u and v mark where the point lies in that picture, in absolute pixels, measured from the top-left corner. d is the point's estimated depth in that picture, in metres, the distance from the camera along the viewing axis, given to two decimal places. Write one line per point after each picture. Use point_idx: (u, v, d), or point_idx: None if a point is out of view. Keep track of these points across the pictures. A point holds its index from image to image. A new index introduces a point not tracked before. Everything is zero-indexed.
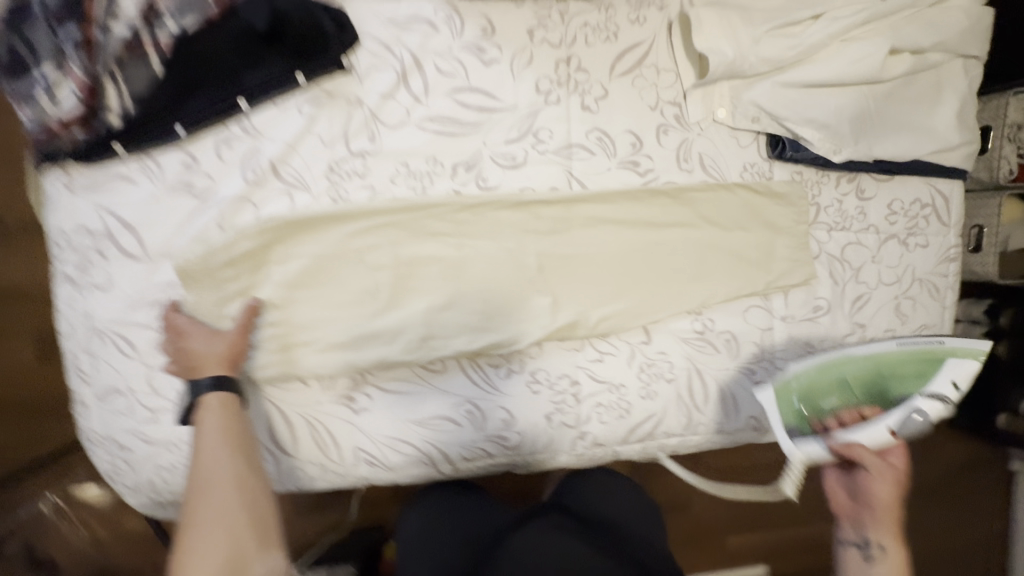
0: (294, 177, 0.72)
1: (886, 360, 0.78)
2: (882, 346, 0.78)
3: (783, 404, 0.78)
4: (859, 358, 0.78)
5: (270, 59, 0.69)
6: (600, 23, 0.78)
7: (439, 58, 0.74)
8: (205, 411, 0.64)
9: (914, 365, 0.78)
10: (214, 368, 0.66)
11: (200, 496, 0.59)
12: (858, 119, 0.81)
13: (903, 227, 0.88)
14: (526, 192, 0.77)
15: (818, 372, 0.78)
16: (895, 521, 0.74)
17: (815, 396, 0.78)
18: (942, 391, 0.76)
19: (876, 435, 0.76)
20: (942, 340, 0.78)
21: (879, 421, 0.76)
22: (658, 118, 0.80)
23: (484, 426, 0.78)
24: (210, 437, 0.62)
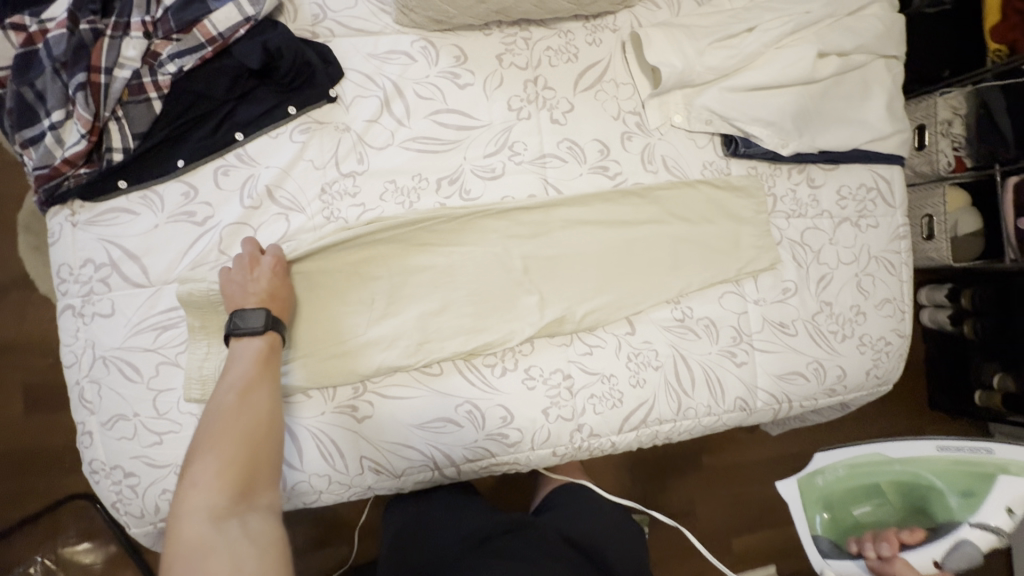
0: (289, 201, 0.77)
1: (924, 472, 0.83)
2: (923, 451, 0.83)
3: (809, 501, 0.84)
4: (895, 466, 0.84)
5: (263, 94, 0.76)
6: (561, 46, 0.87)
7: (418, 85, 0.82)
8: (251, 339, 0.70)
9: (958, 480, 0.82)
10: (267, 304, 0.71)
11: (231, 411, 0.64)
12: (799, 115, 0.90)
13: (854, 210, 0.96)
14: (508, 201, 0.83)
15: (848, 476, 0.84)
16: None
17: (848, 500, 0.85)
18: (993, 520, 0.79)
19: (917, 558, 0.81)
20: (989, 450, 0.82)
21: (920, 547, 0.82)
22: (621, 126, 0.88)
23: (484, 425, 0.81)
24: (256, 362, 0.69)
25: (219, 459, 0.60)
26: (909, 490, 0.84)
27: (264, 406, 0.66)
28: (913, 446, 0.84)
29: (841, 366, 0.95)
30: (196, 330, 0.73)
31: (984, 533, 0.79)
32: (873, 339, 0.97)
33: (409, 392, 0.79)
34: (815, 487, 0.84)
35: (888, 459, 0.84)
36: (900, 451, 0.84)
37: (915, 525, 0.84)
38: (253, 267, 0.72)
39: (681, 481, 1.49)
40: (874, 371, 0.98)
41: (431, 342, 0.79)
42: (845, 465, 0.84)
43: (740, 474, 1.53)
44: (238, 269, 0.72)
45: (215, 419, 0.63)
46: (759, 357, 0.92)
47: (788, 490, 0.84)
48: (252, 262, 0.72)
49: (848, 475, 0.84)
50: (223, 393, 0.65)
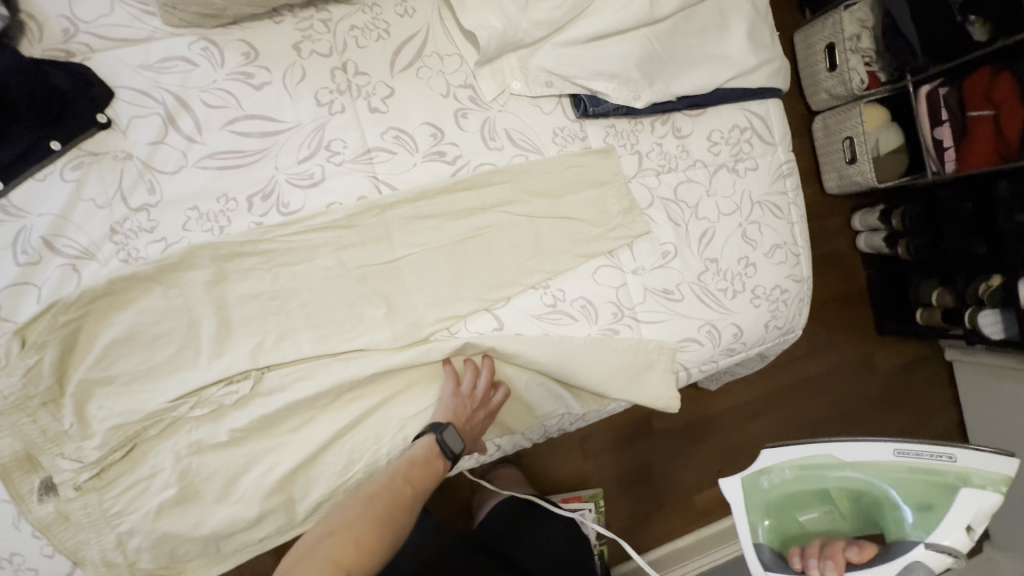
0: (76, 249, 0.68)
1: (876, 479, 0.66)
2: (876, 454, 0.65)
3: (752, 508, 0.67)
4: (846, 471, 0.66)
5: (15, 129, 0.66)
6: (368, 23, 0.77)
7: (205, 93, 0.72)
8: (439, 457, 0.71)
9: (916, 493, 0.64)
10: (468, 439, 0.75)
11: (397, 491, 0.66)
12: (648, 61, 0.82)
13: (729, 154, 0.89)
14: (334, 208, 0.75)
15: (796, 480, 0.67)
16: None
17: (792, 505, 0.68)
18: (950, 541, 0.62)
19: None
20: (952, 456, 0.64)
21: (869, 569, 0.64)
22: (453, 103, 0.79)
23: (363, 454, 0.74)
24: (432, 470, 0.70)
25: (371, 517, 0.62)
26: (860, 495, 0.67)
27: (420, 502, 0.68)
28: (865, 446, 0.66)
29: (736, 325, 0.90)
30: None
31: (942, 557, 0.62)
32: (767, 290, 0.91)
33: (251, 437, 0.71)
34: (760, 493, 0.67)
35: (839, 464, 0.66)
36: (852, 453, 0.66)
37: (867, 544, 0.66)
38: (476, 385, 0.76)
39: (636, 446, 1.38)
40: (774, 323, 0.92)
41: (270, 379, 0.72)
42: (792, 466, 0.67)
43: (698, 433, 1.44)
44: (469, 396, 0.75)
45: (393, 481, 0.67)
46: (646, 331, 0.86)
47: (728, 488, 0.67)
48: (480, 381, 0.77)
49: (797, 478, 0.67)
50: (397, 468, 0.68)
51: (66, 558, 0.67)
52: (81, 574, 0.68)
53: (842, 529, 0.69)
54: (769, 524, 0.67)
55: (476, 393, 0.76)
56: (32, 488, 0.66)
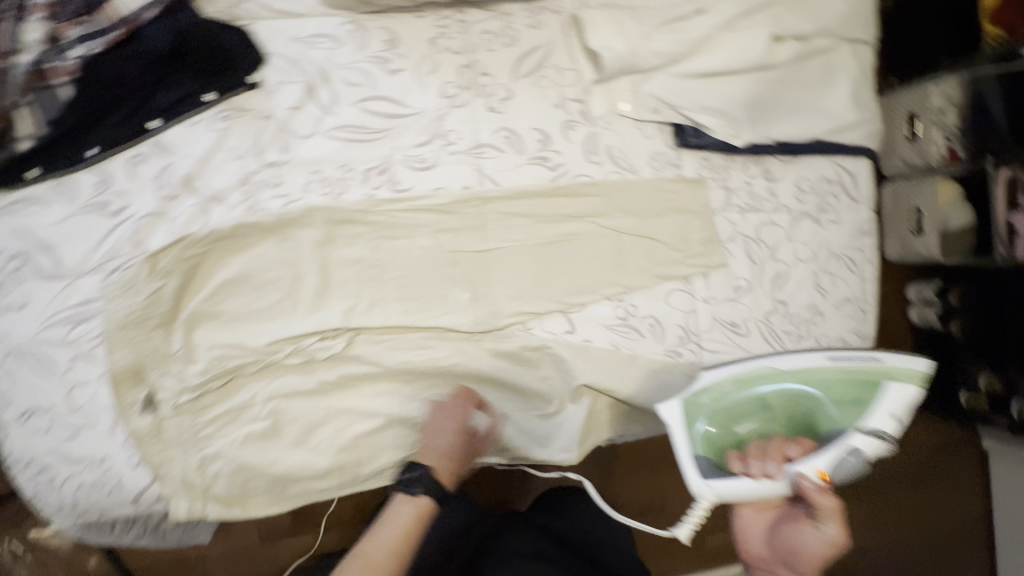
0: (208, 191, 0.74)
1: (809, 386, 0.70)
2: (809, 360, 0.70)
3: (690, 423, 0.69)
4: (783, 381, 0.70)
5: (181, 77, 0.73)
6: (500, 29, 0.82)
7: (346, 71, 0.78)
8: (414, 501, 0.72)
9: (845, 391, 0.69)
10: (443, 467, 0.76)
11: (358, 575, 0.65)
12: (754, 103, 0.85)
13: (814, 204, 0.92)
14: (440, 193, 0.81)
15: (735, 391, 0.70)
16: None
17: (729, 415, 0.71)
18: (879, 427, 0.67)
19: (802, 468, 0.67)
20: (878, 358, 0.69)
21: (807, 462, 0.67)
22: (563, 114, 0.84)
23: None
24: (411, 521, 0.71)
25: None
26: (796, 403, 0.71)
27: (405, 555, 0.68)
28: (798, 354, 0.71)
29: None
30: (111, 323, 0.71)
31: (868, 441, 0.67)
32: (831, 341, 0.93)
33: (334, 389, 0.76)
34: (698, 408, 0.70)
35: (776, 374, 0.71)
36: (789, 363, 0.71)
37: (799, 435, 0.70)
38: (464, 417, 0.77)
39: None
40: None
41: (359, 340, 0.77)
42: (731, 379, 0.70)
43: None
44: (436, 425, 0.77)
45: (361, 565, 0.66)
46: (708, 359, 0.88)
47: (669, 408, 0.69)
48: (470, 418, 0.78)
49: (736, 390, 0.70)
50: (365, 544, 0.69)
51: (148, 471, 0.73)
52: (159, 488, 0.73)
53: (773, 432, 0.71)
54: (704, 429, 0.70)
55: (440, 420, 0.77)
56: (136, 400, 0.72)
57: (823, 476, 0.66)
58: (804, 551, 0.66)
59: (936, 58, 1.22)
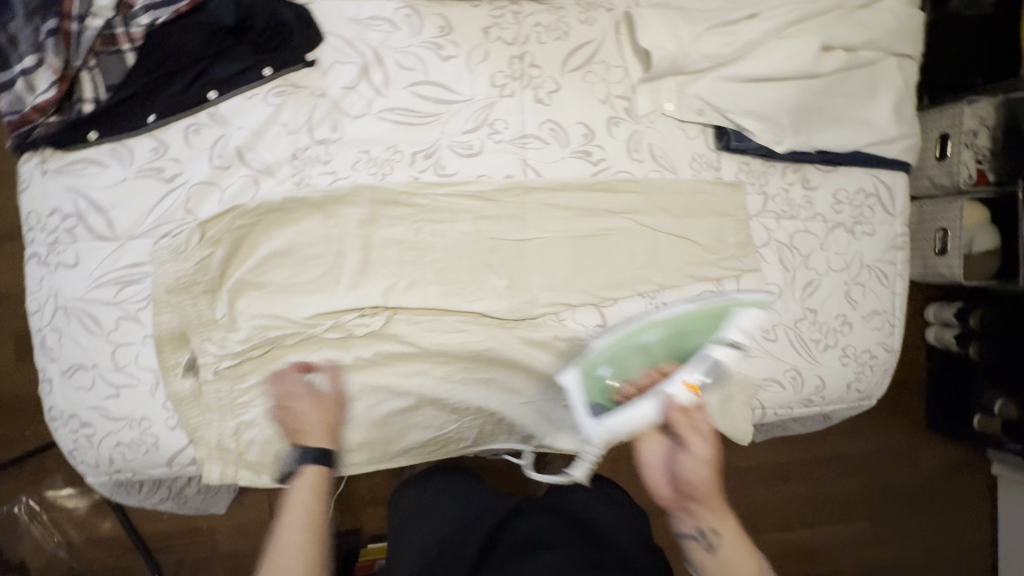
0: (259, 164, 0.76)
1: (682, 327, 0.74)
2: (679, 308, 0.74)
3: (589, 380, 0.75)
4: (658, 326, 0.74)
5: (241, 51, 0.74)
6: (552, 23, 0.84)
7: (400, 54, 0.79)
8: (302, 478, 0.66)
9: (708, 322, 0.74)
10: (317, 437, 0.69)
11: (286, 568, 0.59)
12: (798, 111, 0.86)
13: (849, 215, 0.92)
14: (483, 180, 0.82)
15: (620, 344, 0.75)
16: (719, 499, 0.72)
17: (620, 365, 0.75)
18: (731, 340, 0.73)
19: (672, 390, 0.72)
20: (725, 296, 0.74)
21: (675, 377, 0.72)
22: (608, 111, 0.85)
23: (462, 416, 0.84)
24: (310, 493, 0.65)
25: None
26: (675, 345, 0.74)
27: (319, 521, 0.64)
28: (671, 305, 0.74)
29: (820, 377, 0.92)
30: (159, 286, 0.73)
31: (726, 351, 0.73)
32: (857, 352, 0.93)
33: (370, 367, 0.78)
34: (593, 366, 0.75)
35: (654, 324, 0.74)
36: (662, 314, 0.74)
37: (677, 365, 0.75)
38: (302, 389, 0.72)
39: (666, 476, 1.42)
40: (855, 385, 0.94)
41: (397, 319, 0.79)
42: (620, 336, 0.75)
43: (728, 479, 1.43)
44: (286, 401, 0.72)
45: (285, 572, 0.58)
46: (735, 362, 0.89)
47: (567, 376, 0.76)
48: (306, 387, 0.73)
49: (621, 343, 0.75)
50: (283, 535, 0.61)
51: (185, 434, 0.74)
52: (193, 452, 0.74)
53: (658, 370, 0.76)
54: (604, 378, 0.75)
55: (297, 392, 0.72)
56: (178, 362, 0.73)
57: (692, 389, 0.72)
58: (689, 473, 0.73)
59: (968, 80, 1.21)
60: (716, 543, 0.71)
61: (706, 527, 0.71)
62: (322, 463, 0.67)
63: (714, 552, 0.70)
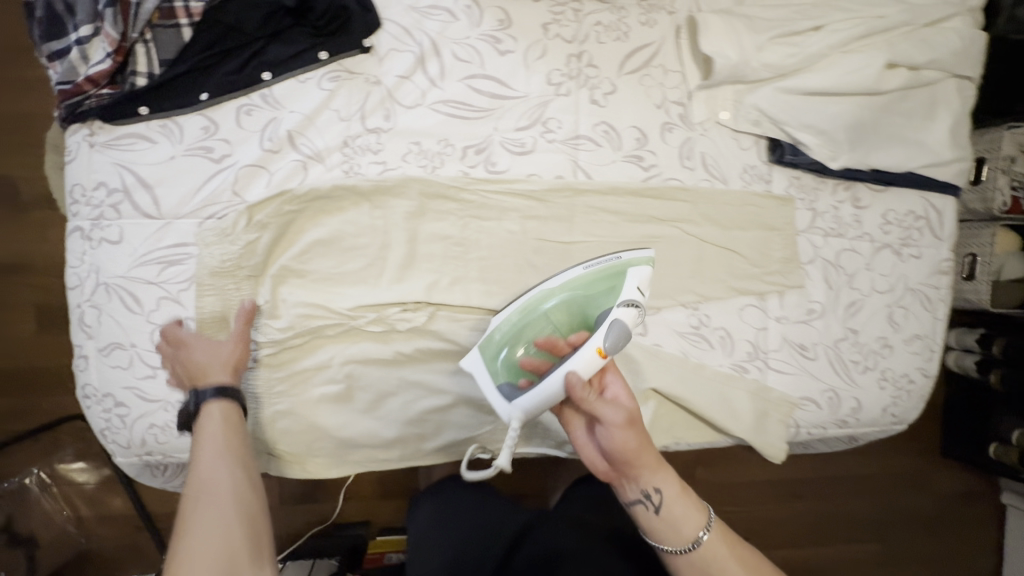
0: (309, 149, 0.74)
1: (576, 294, 0.67)
2: (569, 273, 0.68)
3: (492, 360, 0.69)
4: (554, 296, 0.68)
5: (298, 33, 0.73)
6: (612, 22, 0.82)
7: (457, 46, 0.78)
8: (213, 415, 0.60)
9: (601, 285, 0.67)
10: (218, 375, 0.63)
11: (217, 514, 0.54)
12: (856, 127, 0.84)
13: (897, 237, 0.91)
14: (533, 179, 0.80)
15: (519, 320, 0.69)
16: (655, 459, 0.64)
17: (522, 343, 0.69)
18: (630, 302, 0.65)
19: (579, 363, 0.63)
20: (617, 254, 0.67)
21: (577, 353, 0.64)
22: (663, 116, 0.83)
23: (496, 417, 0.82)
24: (220, 431, 0.59)
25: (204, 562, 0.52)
26: (573, 315, 0.68)
27: (242, 446, 0.59)
28: (561, 272, 0.69)
29: (857, 399, 0.91)
30: (202, 268, 0.72)
31: (624, 314, 0.64)
32: (896, 376, 0.92)
33: (408, 363, 0.77)
34: (494, 347, 0.69)
35: (548, 295, 0.69)
36: (552, 283, 0.69)
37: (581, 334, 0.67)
38: (190, 336, 0.66)
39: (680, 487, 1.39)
40: (891, 409, 0.93)
41: (438, 316, 0.77)
42: (514, 311, 0.69)
43: (734, 495, 1.43)
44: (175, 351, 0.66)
45: (215, 508, 0.54)
46: (773, 379, 0.87)
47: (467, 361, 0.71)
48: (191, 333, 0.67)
49: (519, 320, 0.69)
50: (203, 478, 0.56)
51: None
52: None
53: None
54: (506, 356, 0.68)
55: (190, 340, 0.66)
56: None
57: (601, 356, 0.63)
58: (616, 450, 0.64)
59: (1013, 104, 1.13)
60: (662, 501, 0.65)
61: (650, 490, 0.65)
62: (226, 396, 0.61)
63: (661, 513, 0.65)
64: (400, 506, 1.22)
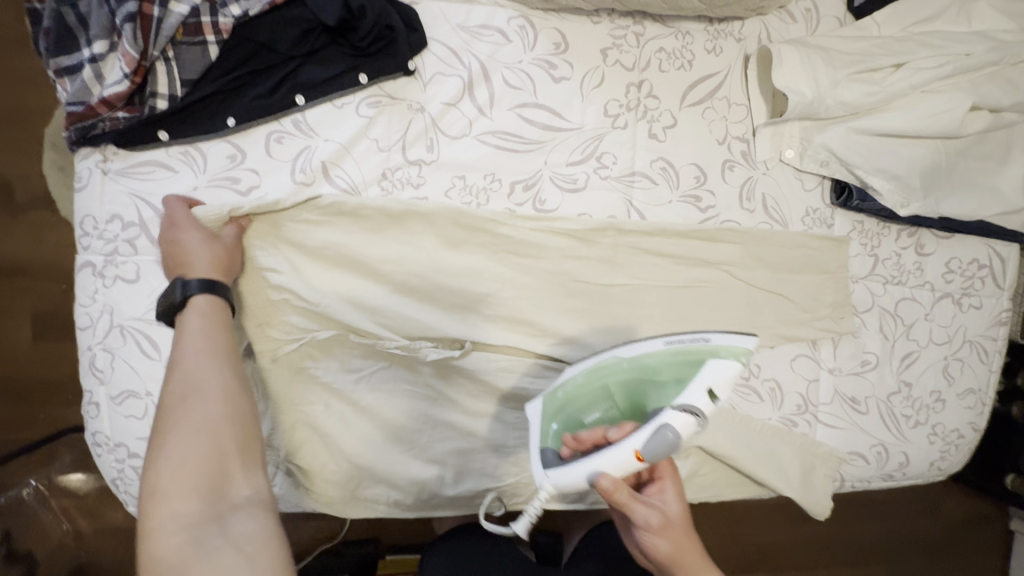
0: (345, 181, 0.67)
1: (646, 373, 0.61)
2: (645, 347, 0.60)
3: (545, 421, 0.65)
4: (623, 366, 0.62)
5: (335, 54, 0.66)
6: (676, 49, 0.75)
7: (508, 70, 0.71)
8: (196, 305, 0.57)
9: (675, 372, 0.59)
10: (203, 271, 0.58)
11: (199, 416, 0.51)
12: (930, 172, 0.80)
13: (959, 286, 0.86)
14: (582, 219, 0.73)
15: (583, 384, 0.64)
16: (697, 556, 0.63)
17: (578, 409, 0.64)
18: (695, 403, 0.56)
19: (614, 459, 0.58)
20: (704, 337, 0.58)
21: (619, 443, 0.58)
22: (724, 152, 0.77)
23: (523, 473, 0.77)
24: (207, 332, 0.56)
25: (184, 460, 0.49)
26: (638, 395, 0.62)
27: (225, 341, 0.56)
28: (637, 342, 0.61)
29: (905, 454, 0.87)
30: None
31: (681, 416, 0.56)
32: (946, 430, 0.88)
33: (444, 410, 0.73)
34: (554, 405, 0.64)
35: (618, 364, 0.62)
36: (626, 351, 0.62)
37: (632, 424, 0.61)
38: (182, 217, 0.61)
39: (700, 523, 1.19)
40: (938, 463, 0.89)
41: (480, 366, 0.72)
42: (581, 372, 0.64)
43: (737, 512, 1.20)
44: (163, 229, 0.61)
45: (202, 401, 0.52)
46: (821, 433, 0.83)
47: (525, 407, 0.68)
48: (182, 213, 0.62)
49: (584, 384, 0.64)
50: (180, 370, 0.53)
51: None
52: None
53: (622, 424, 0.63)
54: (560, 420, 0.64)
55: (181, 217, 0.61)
56: None
57: (638, 458, 0.57)
58: (650, 554, 0.63)
59: None
60: None
61: None
62: (214, 292, 0.58)
63: None
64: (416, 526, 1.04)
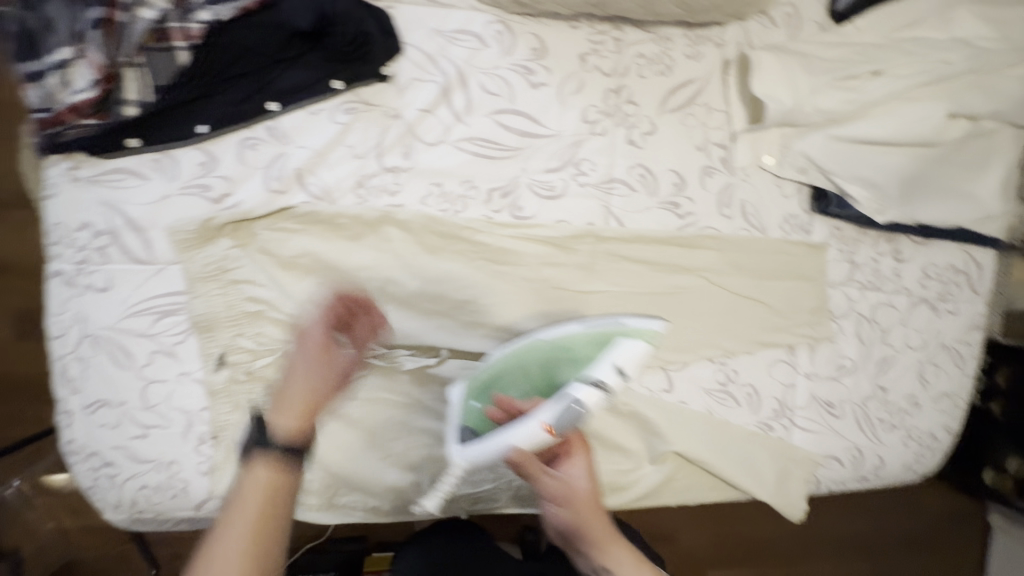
0: (319, 189, 0.67)
1: (563, 352, 0.61)
2: (565, 328, 0.62)
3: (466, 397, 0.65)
4: (544, 345, 0.62)
5: (309, 59, 0.65)
6: (656, 55, 0.75)
7: (485, 76, 0.70)
8: (265, 465, 0.53)
9: (588, 351, 0.60)
10: (289, 421, 0.55)
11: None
12: (906, 180, 0.80)
13: (935, 292, 0.87)
14: (560, 226, 0.73)
15: (506, 363, 0.64)
16: (605, 534, 0.61)
17: (498, 388, 0.64)
18: (601, 376, 0.57)
19: (523, 431, 0.57)
20: (618, 320, 0.60)
21: (529, 415, 0.57)
22: (704, 159, 0.77)
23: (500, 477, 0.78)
24: (259, 503, 0.52)
25: None
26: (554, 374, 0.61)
27: (266, 520, 0.51)
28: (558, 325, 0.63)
29: (880, 457, 0.88)
30: (201, 318, 0.65)
31: (587, 387, 0.57)
32: (920, 433, 0.89)
33: (422, 417, 0.73)
34: (477, 383, 0.64)
35: (540, 345, 0.63)
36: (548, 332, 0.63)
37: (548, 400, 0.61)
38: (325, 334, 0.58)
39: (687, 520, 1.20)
40: (913, 466, 0.90)
41: (457, 373, 0.72)
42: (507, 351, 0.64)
43: (728, 510, 1.21)
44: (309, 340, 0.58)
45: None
46: (798, 437, 0.84)
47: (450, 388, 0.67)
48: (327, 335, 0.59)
49: (508, 364, 0.64)
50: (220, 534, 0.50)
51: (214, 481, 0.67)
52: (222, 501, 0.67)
53: None
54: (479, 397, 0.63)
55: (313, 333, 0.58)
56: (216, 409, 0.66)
57: (546, 430, 0.57)
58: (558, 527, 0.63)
59: None
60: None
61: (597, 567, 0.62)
62: (282, 463, 0.53)
63: None
64: (402, 526, 1.05)
